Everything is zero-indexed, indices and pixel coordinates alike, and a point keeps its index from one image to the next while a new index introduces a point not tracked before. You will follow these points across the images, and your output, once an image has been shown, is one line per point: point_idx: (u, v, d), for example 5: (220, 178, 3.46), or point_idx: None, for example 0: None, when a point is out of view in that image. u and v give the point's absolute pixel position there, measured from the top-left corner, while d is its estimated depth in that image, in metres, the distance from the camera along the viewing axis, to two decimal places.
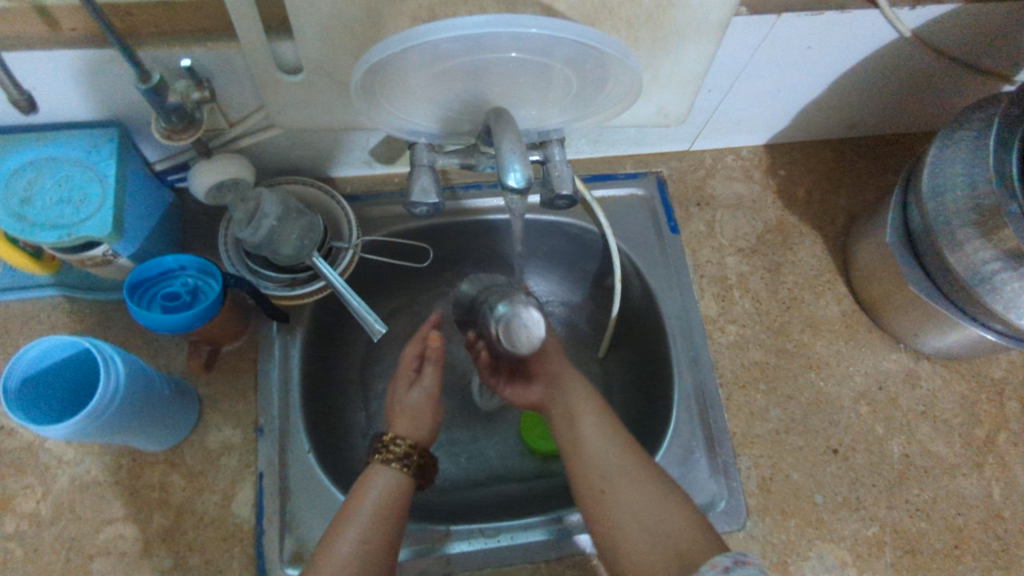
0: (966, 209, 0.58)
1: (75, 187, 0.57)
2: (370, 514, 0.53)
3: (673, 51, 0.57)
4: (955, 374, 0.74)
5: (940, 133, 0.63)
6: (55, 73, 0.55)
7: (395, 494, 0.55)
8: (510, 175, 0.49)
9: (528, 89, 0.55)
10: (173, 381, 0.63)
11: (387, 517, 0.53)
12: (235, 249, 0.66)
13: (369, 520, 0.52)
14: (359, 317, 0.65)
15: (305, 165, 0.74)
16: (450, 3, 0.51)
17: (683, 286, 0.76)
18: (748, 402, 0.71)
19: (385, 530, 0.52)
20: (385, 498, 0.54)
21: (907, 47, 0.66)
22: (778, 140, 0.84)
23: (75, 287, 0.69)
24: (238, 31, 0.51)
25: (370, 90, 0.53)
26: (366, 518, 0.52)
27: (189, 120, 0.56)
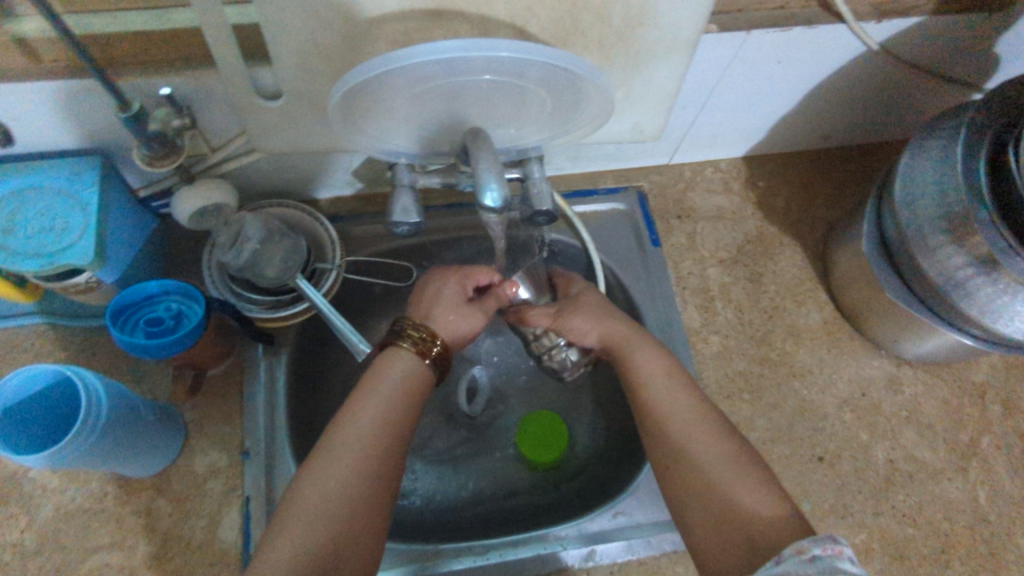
0: (938, 216, 0.59)
1: (57, 216, 0.58)
2: (388, 398, 0.54)
3: (645, 70, 0.59)
4: (937, 379, 0.75)
5: (911, 143, 0.64)
6: (35, 104, 0.55)
7: (410, 380, 0.56)
8: (487, 194, 0.50)
9: (504, 109, 0.56)
10: (158, 407, 0.63)
11: (404, 400, 0.55)
12: (219, 274, 0.67)
13: (386, 399, 0.54)
14: (342, 337, 0.64)
15: (288, 188, 0.75)
16: (425, 29, 0.52)
17: (666, 299, 0.77)
18: (734, 413, 0.71)
19: (401, 413, 0.54)
20: (401, 383, 0.56)
21: (876, 60, 0.68)
22: (756, 153, 0.85)
23: (59, 315, 0.69)
24: (217, 60, 0.52)
25: (347, 114, 0.54)
26: (384, 398, 0.54)
27: (169, 147, 0.57)
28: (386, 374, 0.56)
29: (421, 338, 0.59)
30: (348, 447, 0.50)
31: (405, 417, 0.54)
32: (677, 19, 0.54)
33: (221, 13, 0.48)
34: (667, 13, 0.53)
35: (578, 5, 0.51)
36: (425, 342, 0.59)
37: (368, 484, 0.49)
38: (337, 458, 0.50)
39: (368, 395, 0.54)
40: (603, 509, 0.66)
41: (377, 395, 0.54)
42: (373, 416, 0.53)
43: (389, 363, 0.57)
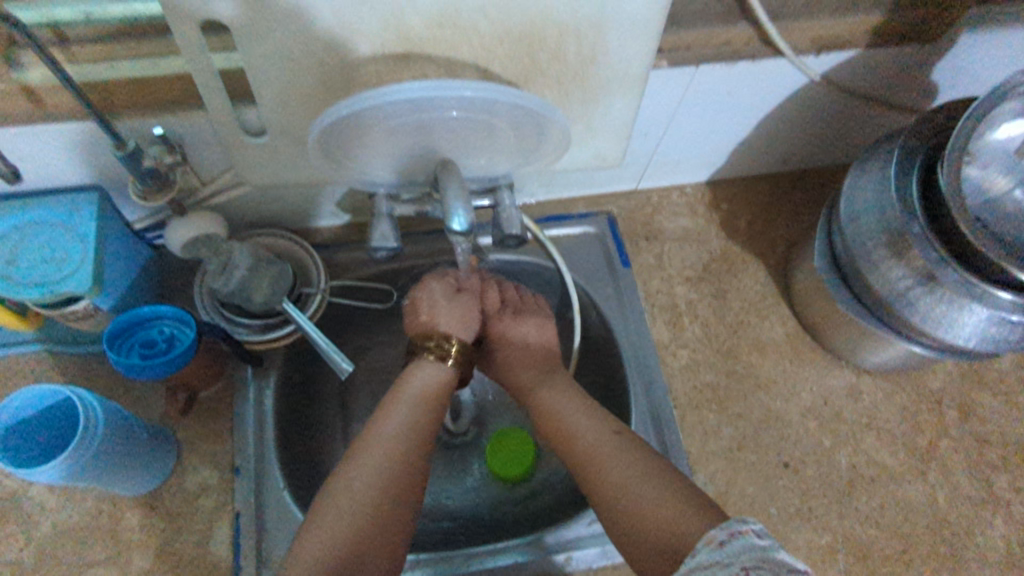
0: (879, 232, 0.64)
1: (58, 247, 0.62)
2: (413, 408, 0.58)
3: (602, 103, 0.64)
4: (896, 387, 0.79)
5: (854, 166, 0.69)
6: (39, 145, 0.60)
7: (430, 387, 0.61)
8: (454, 220, 0.54)
9: (472, 143, 0.60)
10: (151, 426, 0.66)
11: (427, 408, 0.59)
12: (210, 300, 0.70)
13: (410, 407, 0.58)
14: (326, 356, 0.68)
15: (276, 218, 0.79)
16: (396, 70, 0.57)
17: (636, 315, 0.80)
18: (702, 423, 0.75)
19: (424, 419, 0.58)
20: (424, 392, 0.60)
21: (820, 90, 0.73)
22: (719, 177, 0.90)
23: (58, 342, 0.73)
24: (207, 103, 0.57)
25: (325, 149, 0.58)
26: (408, 407, 0.58)
27: (162, 181, 0.62)
28: (409, 384, 0.60)
29: (438, 344, 0.63)
30: (377, 451, 0.54)
31: (429, 424, 0.58)
32: (626, 56, 0.59)
33: (208, 59, 0.53)
34: (616, 51, 0.58)
35: (534, 45, 0.57)
36: (442, 348, 0.63)
37: (396, 483, 0.52)
38: (365, 462, 0.53)
39: (393, 405, 0.58)
40: (580, 518, 0.68)
41: (402, 404, 0.58)
42: (399, 424, 0.56)
43: (410, 375, 0.61)
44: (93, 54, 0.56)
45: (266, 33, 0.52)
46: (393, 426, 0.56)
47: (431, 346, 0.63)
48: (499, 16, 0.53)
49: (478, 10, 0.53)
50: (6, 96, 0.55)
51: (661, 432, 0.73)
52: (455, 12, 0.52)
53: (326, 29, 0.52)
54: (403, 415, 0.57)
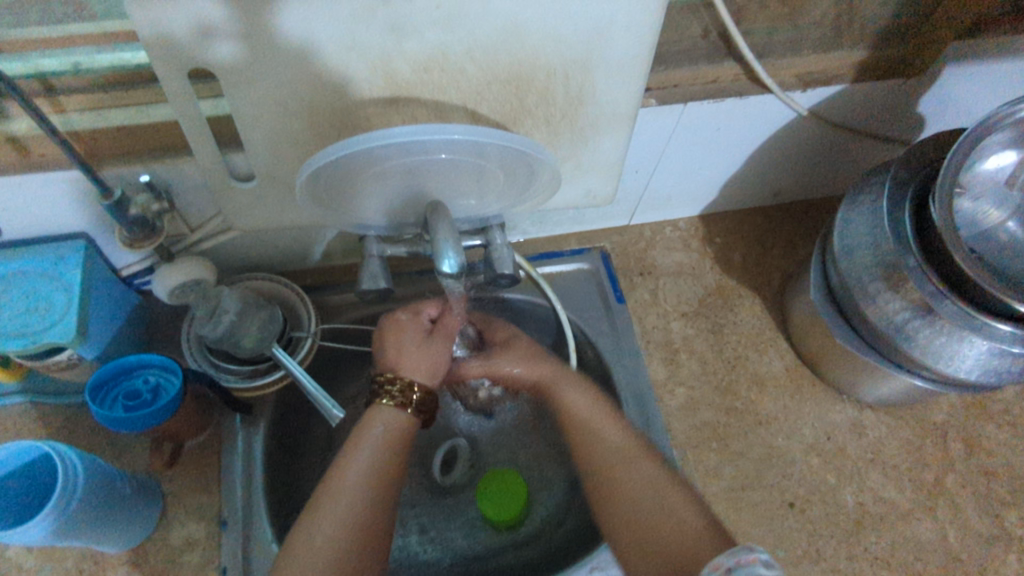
0: (874, 264, 0.63)
1: (42, 297, 0.61)
2: (380, 446, 0.56)
3: (591, 142, 0.64)
4: (899, 421, 0.77)
5: (845, 199, 0.69)
6: (25, 196, 0.59)
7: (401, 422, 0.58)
8: (445, 262, 0.53)
9: (462, 185, 0.60)
10: (135, 479, 0.64)
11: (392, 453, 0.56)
12: (198, 347, 0.69)
13: (374, 453, 0.55)
14: (317, 404, 0.66)
15: (267, 261, 0.78)
16: (385, 114, 0.57)
17: (632, 352, 0.79)
18: (703, 462, 0.73)
19: (389, 465, 0.55)
20: (387, 435, 0.57)
21: (809, 124, 0.74)
22: (711, 211, 0.90)
23: (41, 393, 0.71)
24: (194, 150, 0.56)
25: (313, 193, 0.57)
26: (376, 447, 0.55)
27: (149, 228, 0.61)
28: (370, 428, 0.57)
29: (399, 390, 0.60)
30: (338, 504, 0.51)
31: (396, 467, 0.56)
32: (614, 96, 0.59)
33: (196, 106, 0.53)
34: (603, 90, 0.59)
35: (522, 87, 0.57)
36: (405, 394, 0.59)
37: (361, 537, 0.50)
38: (329, 515, 0.50)
39: (355, 450, 0.55)
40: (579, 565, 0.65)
41: (364, 450, 0.55)
42: (360, 473, 0.53)
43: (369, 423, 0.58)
44: (82, 106, 0.56)
45: (254, 80, 0.52)
46: (355, 477, 0.53)
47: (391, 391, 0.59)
48: (486, 59, 0.54)
49: (465, 54, 0.53)
50: None
51: None
52: (443, 56, 0.53)
53: (315, 75, 0.53)
54: (366, 462, 0.54)
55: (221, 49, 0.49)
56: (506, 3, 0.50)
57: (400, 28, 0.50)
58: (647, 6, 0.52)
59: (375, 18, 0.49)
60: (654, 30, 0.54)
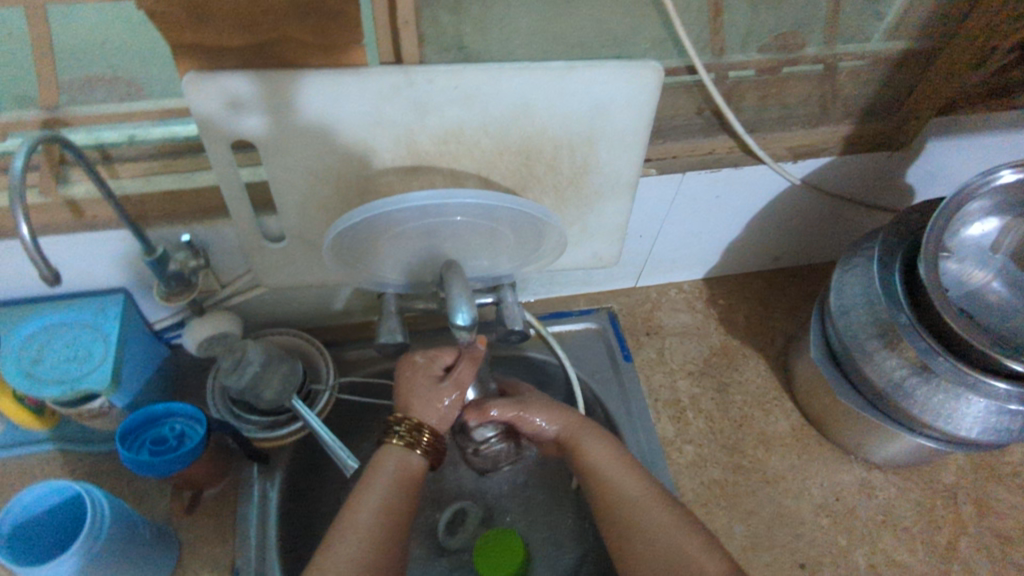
0: (869, 323, 0.66)
1: (82, 347, 0.65)
2: (384, 493, 0.59)
3: (596, 208, 0.69)
4: (908, 482, 0.77)
5: (840, 261, 0.72)
6: (76, 253, 0.65)
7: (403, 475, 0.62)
8: (459, 316, 0.57)
9: (475, 246, 0.64)
10: (155, 527, 0.66)
11: (402, 496, 0.60)
12: (221, 398, 0.73)
13: (385, 492, 0.59)
14: (331, 452, 0.68)
15: (290, 317, 0.83)
16: (406, 182, 0.63)
17: (640, 409, 0.81)
18: (711, 521, 0.73)
19: (395, 512, 0.59)
20: (398, 475, 0.61)
21: (803, 192, 0.78)
22: (715, 275, 0.94)
23: (70, 441, 0.74)
24: (232, 212, 0.62)
25: (338, 250, 0.62)
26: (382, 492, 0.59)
27: (185, 284, 0.66)
28: (383, 469, 0.62)
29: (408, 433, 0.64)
30: (348, 540, 0.55)
31: (401, 514, 0.59)
32: (616, 166, 0.65)
33: (237, 174, 0.59)
34: (606, 161, 0.64)
35: (531, 158, 0.62)
36: (413, 434, 0.64)
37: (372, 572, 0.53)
38: (339, 551, 0.54)
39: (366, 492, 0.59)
40: None
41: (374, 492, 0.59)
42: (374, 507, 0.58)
43: (381, 462, 0.63)
44: (133, 173, 0.62)
45: (288, 150, 0.58)
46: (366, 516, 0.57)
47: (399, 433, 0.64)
48: (498, 132, 0.60)
49: (480, 128, 0.59)
50: (52, 209, 0.61)
51: None
52: (459, 130, 0.59)
53: (344, 145, 0.58)
54: (376, 503, 0.58)
55: (262, 123, 0.56)
56: (515, 83, 0.56)
57: (422, 105, 0.56)
58: (643, 87, 0.58)
59: (401, 96, 0.55)
60: (652, 107, 0.60)
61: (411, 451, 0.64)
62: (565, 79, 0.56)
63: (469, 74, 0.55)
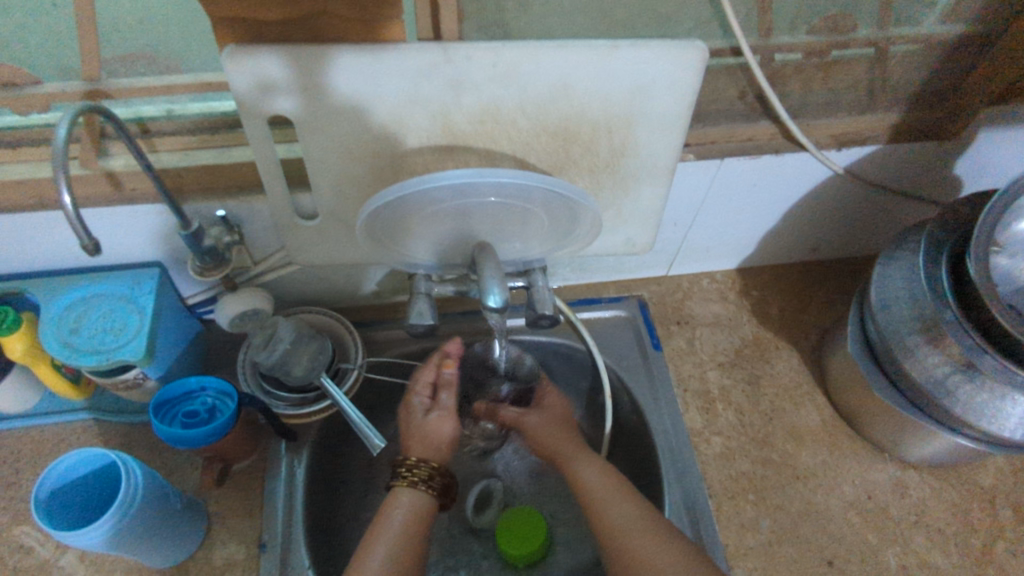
0: (913, 319, 0.64)
1: (118, 318, 0.66)
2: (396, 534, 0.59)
3: (631, 192, 0.67)
4: (944, 483, 0.75)
5: (883, 254, 0.70)
6: (114, 226, 0.66)
7: (416, 512, 0.61)
8: (491, 297, 0.57)
9: (509, 227, 0.63)
10: (186, 498, 0.67)
11: (414, 536, 0.59)
12: (252, 372, 0.73)
13: (398, 535, 0.59)
14: (359, 432, 0.68)
15: (320, 296, 0.83)
16: (440, 161, 0.62)
17: (668, 399, 0.80)
18: (738, 514, 0.72)
19: (410, 553, 0.58)
20: (411, 515, 0.61)
21: (845, 181, 0.76)
22: (748, 265, 0.92)
23: (105, 410, 0.75)
24: (267, 188, 0.62)
25: (371, 229, 0.61)
26: (394, 534, 0.59)
27: (220, 259, 0.66)
28: (391, 512, 0.61)
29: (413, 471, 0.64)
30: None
31: (416, 552, 0.59)
32: (654, 150, 0.63)
33: (273, 150, 0.59)
34: (645, 145, 0.63)
35: (568, 140, 0.61)
36: (422, 475, 0.64)
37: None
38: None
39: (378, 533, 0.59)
40: None
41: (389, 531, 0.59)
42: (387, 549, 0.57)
43: (392, 504, 0.62)
44: (171, 147, 0.63)
45: (325, 128, 0.58)
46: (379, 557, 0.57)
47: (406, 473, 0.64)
48: (536, 113, 0.59)
49: (517, 108, 0.58)
50: (92, 181, 0.61)
51: (696, 524, 0.71)
52: (497, 109, 0.58)
53: (382, 123, 0.58)
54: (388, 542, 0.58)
55: (300, 98, 0.55)
56: (555, 62, 0.55)
57: (460, 82, 0.55)
58: (686, 68, 0.57)
59: (438, 73, 0.55)
60: (693, 89, 0.59)
61: (421, 490, 0.63)
62: (607, 59, 0.55)
63: (509, 51, 0.54)
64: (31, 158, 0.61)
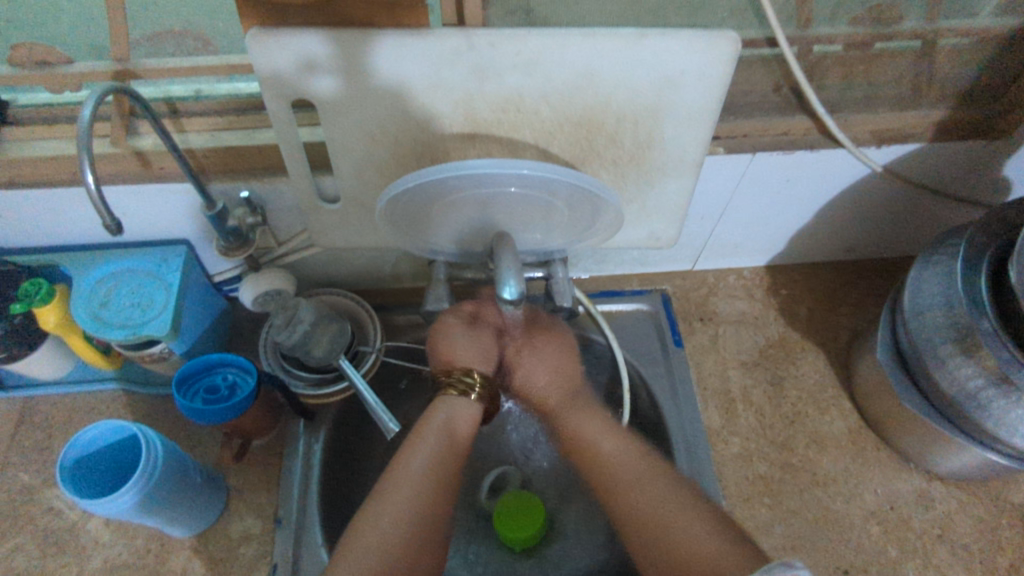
0: (947, 328, 0.61)
1: (145, 294, 0.68)
2: (437, 443, 0.59)
3: (656, 186, 0.66)
4: (971, 497, 0.72)
5: (920, 257, 0.67)
6: (144, 203, 0.67)
7: (455, 424, 0.62)
8: (505, 289, 0.56)
9: (530, 219, 0.62)
10: (205, 471, 0.69)
11: (453, 447, 0.60)
12: (272, 352, 0.74)
13: (438, 444, 0.59)
14: (375, 416, 0.68)
15: (342, 278, 0.84)
16: (461, 148, 0.61)
17: (687, 396, 0.78)
18: (753, 517, 0.71)
19: (449, 464, 0.58)
20: (449, 429, 0.61)
21: (883, 180, 0.73)
22: (778, 263, 0.90)
23: (133, 381, 0.78)
24: (290, 171, 0.62)
25: (392, 214, 0.61)
26: (437, 441, 0.59)
27: (243, 240, 0.67)
28: (435, 417, 0.61)
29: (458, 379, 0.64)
30: (404, 486, 0.55)
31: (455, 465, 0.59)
32: (681, 142, 0.61)
33: (295, 132, 0.59)
34: (672, 138, 0.61)
35: (592, 130, 0.60)
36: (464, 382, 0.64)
37: (424, 525, 0.53)
38: (392, 501, 0.54)
39: (421, 439, 0.59)
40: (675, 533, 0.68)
41: (430, 440, 0.59)
42: (427, 461, 0.57)
43: (434, 410, 0.62)
44: (199, 127, 0.64)
45: (347, 113, 0.58)
46: (420, 466, 0.57)
47: (450, 380, 0.64)
48: (560, 102, 0.57)
49: (541, 97, 0.57)
50: (121, 159, 0.63)
51: None
52: (520, 98, 0.57)
53: (405, 109, 0.58)
54: (430, 448, 0.58)
55: (322, 81, 0.55)
56: (581, 52, 0.54)
57: (483, 70, 0.55)
58: (717, 59, 0.55)
59: (461, 60, 0.54)
60: (724, 81, 0.57)
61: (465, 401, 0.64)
62: (635, 49, 0.54)
63: (533, 39, 0.53)
64: (64, 135, 0.63)
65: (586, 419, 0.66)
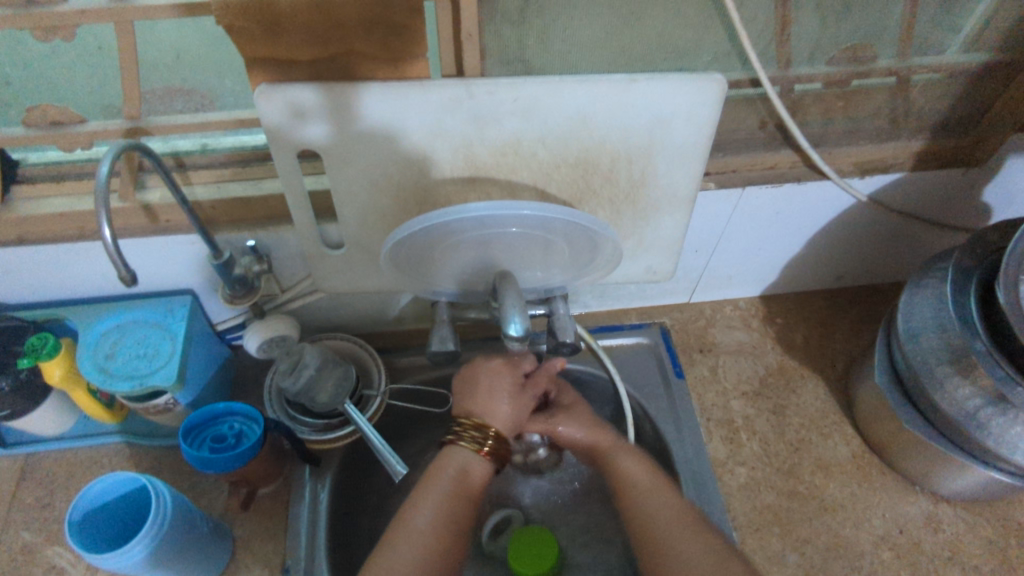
0: (941, 350, 0.62)
1: (150, 345, 0.68)
2: (446, 498, 0.59)
3: (652, 222, 0.68)
4: (978, 518, 0.73)
5: (910, 283, 0.69)
6: (151, 255, 0.68)
7: (463, 476, 0.61)
8: (511, 326, 0.57)
9: (531, 257, 0.64)
10: (213, 522, 0.68)
11: (462, 497, 0.60)
12: (278, 398, 0.74)
13: (445, 496, 0.59)
14: (381, 459, 0.68)
15: (344, 322, 0.85)
16: (463, 192, 0.63)
17: (691, 427, 0.79)
18: (764, 547, 0.70)
19: (459, 514, 0.59)
20: (457, 484, 0.60)
21: (867, 208, 0.76)
22: (771, 293, 0.92)
23: (135, 434, 0.78)
24: (295, 220, 0.64)
25: (396, 258, 0.63)
26: (445, 497, 0.59)
27: (249, 287, 0.68)
28: (443, 472, 0.61)
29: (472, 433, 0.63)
30: (408, 545, 0.55)
31: (463, 518, 0.59)
32: (674, 179, 0.64)
33: (302, 182, 0.60)
34: (664, 175, 0.63)
35: (588, 170, 0.62)
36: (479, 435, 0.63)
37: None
38: (397, 555, 0.54)
39: (427, 491, 0.59)
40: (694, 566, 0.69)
41: (433, 494, 0.59)
42: (431, 516, 0.57)
43: (443, 463, 0.62)
44: (205, 180, 0.65)
45: (351, 161, 0.60)
46: (427, 520, 0.57)
47: (466, 432, 0.63)
48: (556, 144, 0.60)
49: (538, 140, 0.59)
50: (129, 213, 0.64)
51: None
52: (517, 142, 0.59)
53: (406, 156, 0.60)
54: (439, 500, 0.58)
55: (326, 132, 0.57)
56: (576, 97, 0.56)
57: (482, 117, 0.57)
58: (705, 100, 0.57)
59: (460, 108, 0.56)
60: (713, 119, 0.59)
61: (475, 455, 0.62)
62: (626, 92, 0.56)
63: (529, 86, 0.55)
64: (74, 192, 0.64)
65: (633, 467, 0.66)
